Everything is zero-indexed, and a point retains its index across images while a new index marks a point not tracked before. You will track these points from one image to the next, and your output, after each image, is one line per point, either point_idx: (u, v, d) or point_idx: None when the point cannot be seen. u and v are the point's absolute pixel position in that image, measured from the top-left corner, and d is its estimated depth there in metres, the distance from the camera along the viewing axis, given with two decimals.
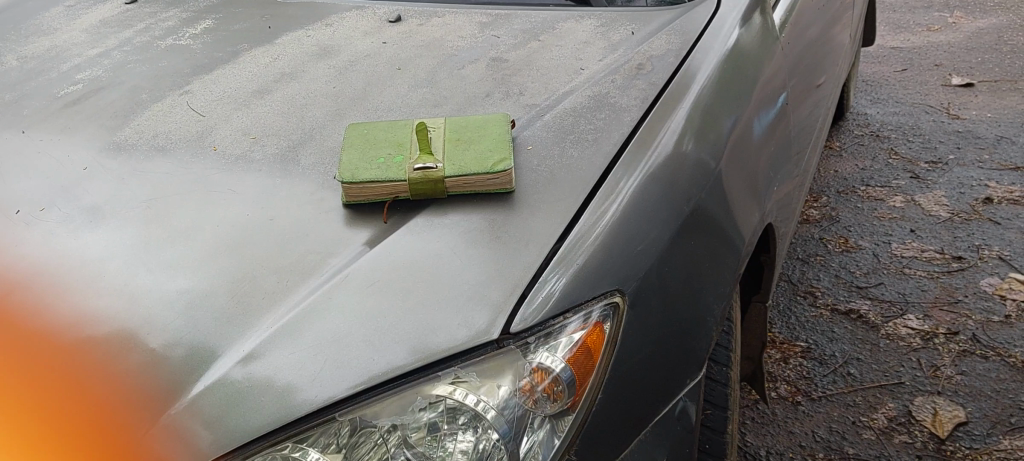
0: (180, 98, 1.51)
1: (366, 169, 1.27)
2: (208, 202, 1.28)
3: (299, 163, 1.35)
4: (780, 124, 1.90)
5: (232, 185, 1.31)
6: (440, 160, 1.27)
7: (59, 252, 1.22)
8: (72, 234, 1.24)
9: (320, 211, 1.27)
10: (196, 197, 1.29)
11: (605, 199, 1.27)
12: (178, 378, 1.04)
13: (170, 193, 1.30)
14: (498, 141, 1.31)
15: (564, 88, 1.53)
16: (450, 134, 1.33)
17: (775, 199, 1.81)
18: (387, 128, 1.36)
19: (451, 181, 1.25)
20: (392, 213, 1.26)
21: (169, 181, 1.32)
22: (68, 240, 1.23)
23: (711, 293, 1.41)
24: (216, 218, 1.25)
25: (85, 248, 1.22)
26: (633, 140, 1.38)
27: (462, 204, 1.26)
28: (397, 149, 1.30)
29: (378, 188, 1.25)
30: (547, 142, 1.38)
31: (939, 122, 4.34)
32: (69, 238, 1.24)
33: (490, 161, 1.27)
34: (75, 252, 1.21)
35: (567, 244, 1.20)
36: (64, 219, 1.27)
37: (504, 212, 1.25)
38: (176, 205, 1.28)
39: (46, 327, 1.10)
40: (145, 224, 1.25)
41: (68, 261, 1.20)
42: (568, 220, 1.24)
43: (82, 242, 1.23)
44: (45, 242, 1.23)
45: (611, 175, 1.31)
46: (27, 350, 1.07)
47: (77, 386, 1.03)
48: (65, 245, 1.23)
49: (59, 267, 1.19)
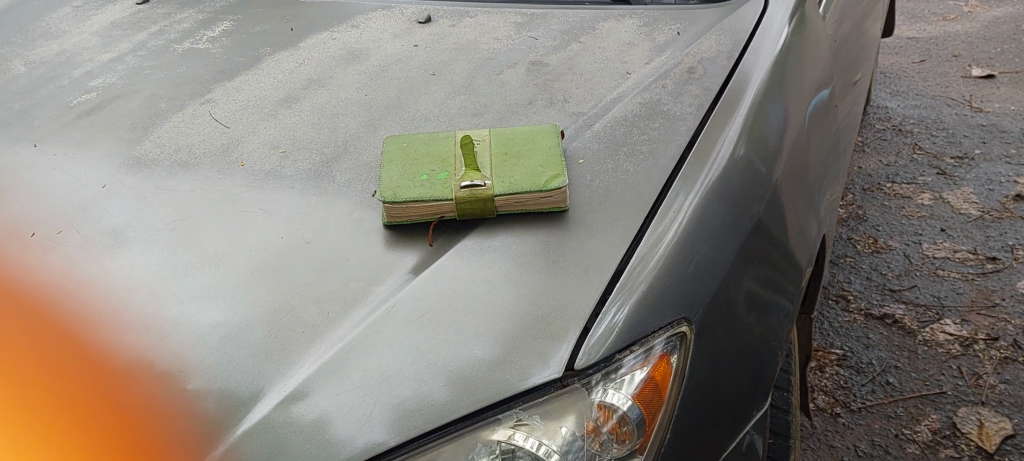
0: (202, 107, 1.42)
1: (409, 187, 1.17)
2: (238, 224, 1.18)
3: (333, 180, 1.25)
4: (828, 127, 1.80)
5: (263, 204, 1.21)
6: (488, 176, 1.18)
7: (80, 278, 1.12)
8: (93, 259, 1.15)
9: (358, 233, 1.17)
10: (224, 218, 1.19)
11: (666, 220, 1.16)
12: (217, 418, 0.95)
13: (197, 213, 1.20)
14: (549, 156, 1.21)
15: (612, 94, 1.42)
16: (496, 147, 1.24)
17: (825, 206, 1.72)
18: (428, 142, 1.26)
19: (501, 200, 1.15)
20: (437, 235, 1.17)
21: (194, 201, 1.23)
22: (89, 265, 1.14)
23: (773, 314, 1.32)
24: (248, 242, 1.16)
25: (108, 275, 1.13)
26: (691, 151, 1.28)
27: (514, 225, 1.17)
28: (441, 165, 1.21)
29: (422, 207, 1.15)
30: (600, 154, 1.28)
31: (963, 115, 4.22)
32: (90, 263, 1.14)
33: (542, 178, 1.17)
34: (97, 279, 1.12)
35: (630, 267, 1.10)
36: (84, 241, 1.18)
37: (560, 234, 1.16)
38: (204, 227, 1.18)
39: (70, 363, 1.01)
40: (172, 248, 1.16)
41: (91, 288, 1.11)
42: (629, 242, 1.14)
43: (104, 268, 1.14)
44: (64, 267, 1.14)
45: (671, 188, 1.21)
46: (51, 389, 0.98)
47: (109, 428, 0.93)
48: (86, 270, 1.13)
49: (81, 294, 1.10)
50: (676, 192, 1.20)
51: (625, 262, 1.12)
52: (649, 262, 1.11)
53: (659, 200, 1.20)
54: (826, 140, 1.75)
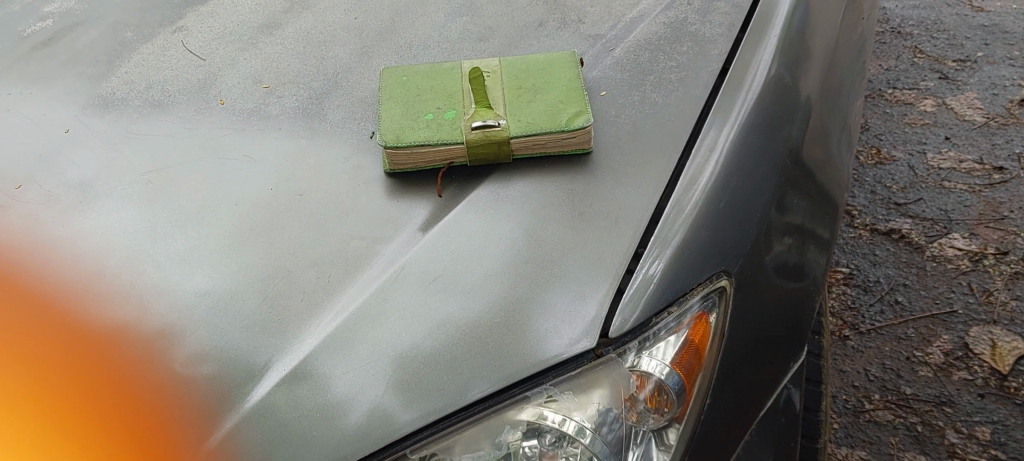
0: (174, 36, 1.26)
1: (415, 129, 1.04)
2: (221, 174, 1.05)
3: (325, 120, 1.11)
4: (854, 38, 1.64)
5: (248, 150, 1.08)
6: (503, 115, 1.05)
7: (53, 238, 1.00)
8: (67, 216, 1.02)
9: (358, 184, 1.05)
10: (205, 167, 1.06)
11: (701, 163, 1.04)
12: (217, 394, 0.85)
13: (174, 162, 1.07)
14: (569, 89, 1.08)
15: (632, 13, 1.27)
16: (508, 80, 1.10)
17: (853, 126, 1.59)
18: (431, 74, 1.12)
19: (518, 143, 1.03)
20: (447, 184, 1.05)
21: (171, 147, 1.09)
22: (63, 223, 1.02)
23: (808, 257, 1.22)
24: (234, 196, 1.03)
25: (85, 235, 1.00)
26: (724, 81, 1.14)
27: (532, 170, 1.05)
28: (448, 101, 1.07)
29: (431, 153, 1.03)
30: (623, 83, 1.15)
31: (961, 15, 3.84)
32: (63, 220, 1.02)
33: (563, 117, 1.04)
34: (73, 240, 1.00)
35: (666, 216, 0.99)
36: (55, 195, 1.05)
37: (584, 181, 1.04)
38: (183, 178, 1.05)
39: (48, 339, 0.90)
40: (147, 205, 1.03)
41: (66, 250, 0.99)
42: (663, 187, 1.02)
43: (80, 227, 1.01)
44: (34, 226, 1.01)
45: (707, 123, 1.09)
46: (30, 370, 0.87)
47: (101, 418, 0.83)
48: (59, 229, 1.01)
49: (56, 258, 0.98)
50: (712, 127, 1.08)
51: (659, 211, 1.00)
52: (688, 210, 0.99)
53: (694, 138, 1.08)
54: (853, 54, 1.61)
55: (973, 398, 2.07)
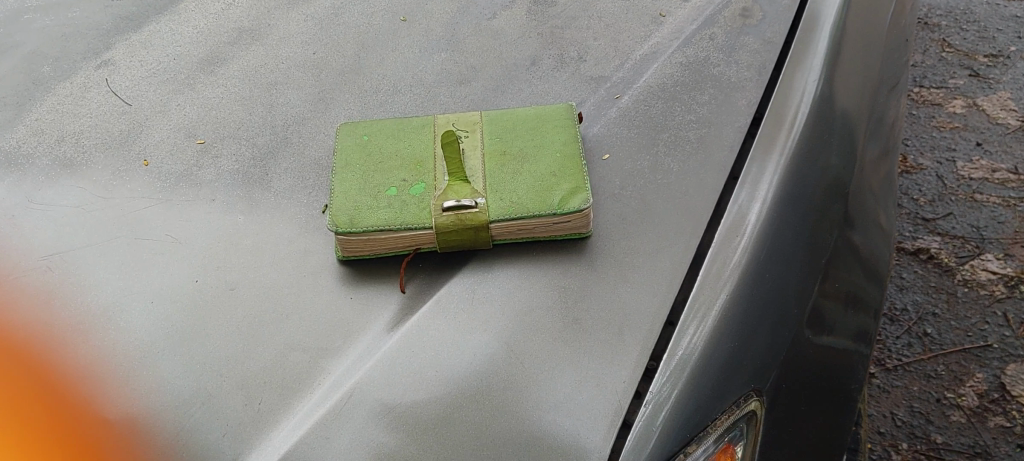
0: (99, 73, 1.07)
1: (373, 207, 0.85)
2: (139, 261, 0.87)
3: (269, 189, 0.92)
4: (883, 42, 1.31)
5: (172, 229, 0.89)
6: (481, 191, 0.85)
7: (20, 307, 0.83)
8: (32, 280, 0.85)
9: (302, 274, 0.85)
10: (120, 250, 0.88)
11: (728, 250, 0.84)
12: None
13: (86, 243, 0.88)
14: (563, 157, 0.88)
15: (642, 50, 1.07)
16: (490, 143, 0.90)
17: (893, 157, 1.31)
18: (397, 133, 0.92)
19: (499, 227, 0.83)
20: (412, 275, 0.84)
21: (81, 223, 0.90)
22: (27, 288, 0.85)
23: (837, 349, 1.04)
24: (155, 289, 0.84)
25: (53, 303, 0.83)
26: (755, 140, 0.94)
27: (517, 257, 0.84)
28: (416, 173, 0.88)
29: (391, 238, 0.83)
30: (631, 141, 0.94)
31: (995, 5, 3.14)
32: (27, 286, 0.85)
33: (554, 196, 0.84)
34: (38, 310, 0.83)
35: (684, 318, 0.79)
36: (15, 256, 0.87)
37: (583, 275, 0.83)
38: (96, 265, 0.87)
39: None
40: (56, 298, 0.84)
41: (31, 323, 0.82)
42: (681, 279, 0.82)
43: (45, 294, 0.84)
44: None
45: (735, 194, 0.89)
46: None
47: None
48: (24, 295, 0.84)
49: (21, 333, 0.81)
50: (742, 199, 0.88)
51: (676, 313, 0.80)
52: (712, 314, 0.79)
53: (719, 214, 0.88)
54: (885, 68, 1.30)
55: (1013, 450, 1.79)
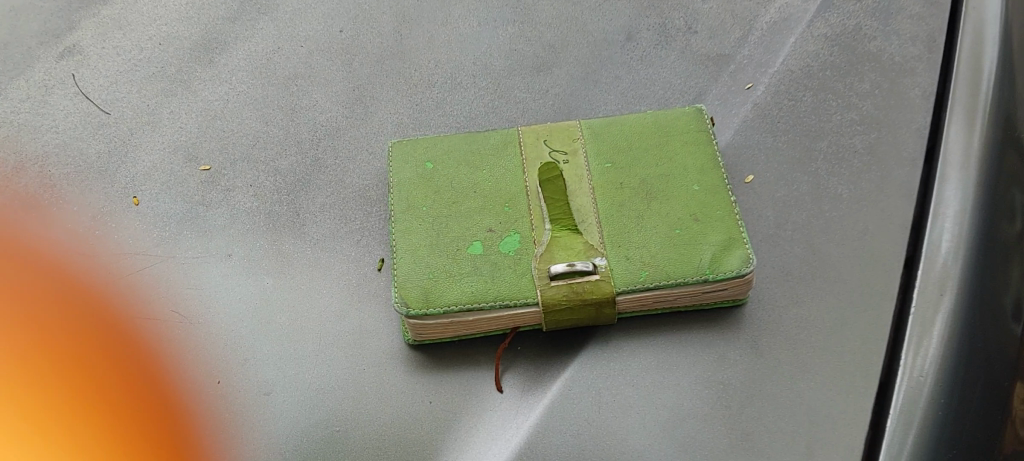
0: (63, 67, 0.81)
1: (454, 273, 0.62)
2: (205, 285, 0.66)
3: (303, 236, 0.68)
4: None
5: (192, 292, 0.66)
6: (598, 246, 0.63)
7: (171, 395, 0.61)
8: (177, 353, 0.63)
9: (359, 364, 0.62)
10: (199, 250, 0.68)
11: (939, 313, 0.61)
12: None
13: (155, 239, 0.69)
14: (703, 191, 0.65)
15: (768, 16, 0.83)
16: (600, 171, 0.67)
17: None
18: (470, 156, 0.68)
19: (628, 300, 0.61)
20: (508, 368, 0.62)
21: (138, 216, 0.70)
22: (179, 367, 0.63)
23: None
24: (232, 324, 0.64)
25: (212, 392, 0.61)
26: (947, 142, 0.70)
27: (653, 338, 0.63)
28: (505, 218, 0.65)
29: (483, 319, 0.61)
30: (780, 156, 0.72)
31: None
32: (178, 363, 0.63)
33: (699, 253, 0.62)
34: (191, 403, 0.61)
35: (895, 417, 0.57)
36: (147, 288, 0.66)
37: (745, 366, 0.61)
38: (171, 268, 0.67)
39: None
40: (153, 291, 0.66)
41: (184, 422, 0.60)
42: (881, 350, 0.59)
43: (203, 377, 0.62)
44: (134, 368, 0.62)
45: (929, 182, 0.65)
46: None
47: None
48: (173, 379, 0.62)
49: (174, 437, 0.59)
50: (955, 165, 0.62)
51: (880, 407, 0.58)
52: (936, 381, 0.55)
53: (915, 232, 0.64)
54: None
55: None
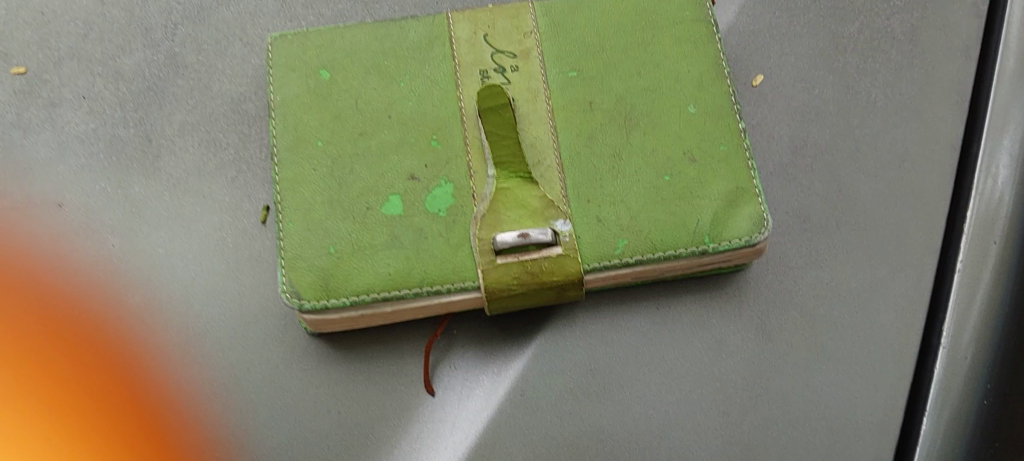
0: None
1: (366, 246, 0.45)
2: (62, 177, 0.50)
3: (158, 174, 0.50)
4: None
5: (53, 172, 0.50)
6: (560, 203, 0.46)
7: (118, 352, 0.47)
8: (111, 302, 0.48)
9: (243, 359, 0.47)
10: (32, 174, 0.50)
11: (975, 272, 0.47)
12: None
13: None
14: (701, 114, 0.48)
15: None
16: (561, 84, 0.49)
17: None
18: (382, 61, 0.49)
19: (598, 278, 0.46)
20: (440, 361, 0.48)
21: None
22: (112, 309, 0.48)
23: None
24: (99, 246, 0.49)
25: (173, 349, 0.47)
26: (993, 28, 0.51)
27: (629, 316, 0.48)
28: (433, 158, 0.47)
29: (405, 309, 0.45)
30: (795, 48, 0.54)
31: None
32: (108, 303, 0.48)
33: (694, 209, 0.46)
34: (149, 366, 0.47)
35: (938, 426, 0.43)
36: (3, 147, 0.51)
37: (746, 354, 0.48)
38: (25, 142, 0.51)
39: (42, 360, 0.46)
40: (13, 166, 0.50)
41: (145, 393, 0.46)
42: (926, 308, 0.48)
43: (147, 317, 0.48)
44: (61, 324, 0.47)
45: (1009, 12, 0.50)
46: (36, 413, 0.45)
47: None
48: (109, 324, 0.48)
49: (139, 415, 0.46)
50: None
51: (925, 372, 0.46)
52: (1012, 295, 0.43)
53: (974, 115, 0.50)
54: None
55: None
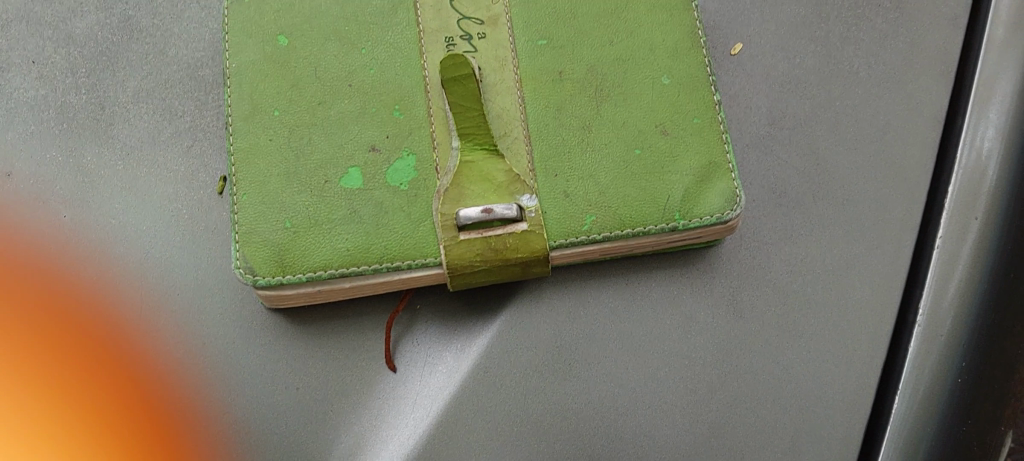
0: None
1: (323, 220, 0.44)
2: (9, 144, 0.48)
3: (110, 142, 0.48)
4: None
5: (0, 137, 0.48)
6: (526, 177, 0.45)
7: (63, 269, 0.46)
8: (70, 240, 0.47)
9: (198, 334, 0.46)
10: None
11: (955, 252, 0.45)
12: None
13: None
14: (674, 85, 0.46)
15: None
16: (529, 53, 0.47)
17: None
18: (343, 27, 0.48)
19: (564, 255, 0.44)
20: (402, 337, 0.46)
21: None
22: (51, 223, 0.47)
23: None
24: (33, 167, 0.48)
25: (156, 311, 0.46)
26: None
27: (597, 293, 0.47)
28: (395, 129, 0.45)
29: (364, 285, 0.44)
30: (774, 13, 0.52)
31: None
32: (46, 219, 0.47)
33: (665, 184, 0.44)
34: (115, 297, 0.46)
35: (909, 407, 0.42)
36: None
37: (717, 332, 0.46)
38: None
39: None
40: None
41: (114, 324, 0.46)
42: (903, 284, 0.46)
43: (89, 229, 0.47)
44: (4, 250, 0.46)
45: None
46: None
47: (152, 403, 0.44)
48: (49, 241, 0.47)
49: (110, 346, 0.45)
50: None
51: (899, 348, 0.44)
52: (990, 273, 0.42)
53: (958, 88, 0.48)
54: None
55: None
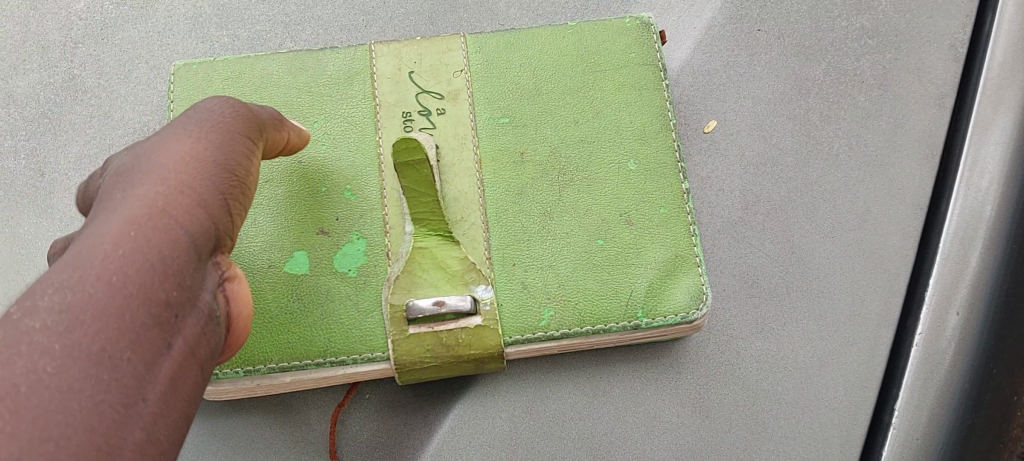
0: None
1: (264, 309, 0.41)
2: None
3: (48, 212, 0.46)
4: None
5: None
6: (482, 267, 0.42)
7: None
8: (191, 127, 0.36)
9: None
10: None
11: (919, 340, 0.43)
12: None
13: None
14: (641, 171, 0.44)
15: None
16: (490, 131, 0.45)
17: None
18: (294, 97, 0.45)
19: (520, 352, 0.42)
20: (347, 430, 0.44)
21: None
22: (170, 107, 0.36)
23: None
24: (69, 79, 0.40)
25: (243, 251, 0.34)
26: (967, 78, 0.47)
27: (556, 387, 0.44)
28: (345, 210, 0.43)
29: (306, 379, 0.41)
30: (750, 88, 0.50)
31: None
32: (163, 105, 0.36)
33: (627, 279, 0.42)
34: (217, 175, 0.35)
35: None
36: None
37: (682, 432, 0.44)
38: None
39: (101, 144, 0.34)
40: None
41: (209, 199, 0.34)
42: (879, 386, 0.44)
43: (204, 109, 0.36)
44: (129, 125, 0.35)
45: (984, 65, 0.46)
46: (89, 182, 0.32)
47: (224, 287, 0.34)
48: None
49: None
50: None
51: (874, 452, 0.41)
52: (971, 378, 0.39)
53: (942, 178, 0.46)
54: None
55: None
